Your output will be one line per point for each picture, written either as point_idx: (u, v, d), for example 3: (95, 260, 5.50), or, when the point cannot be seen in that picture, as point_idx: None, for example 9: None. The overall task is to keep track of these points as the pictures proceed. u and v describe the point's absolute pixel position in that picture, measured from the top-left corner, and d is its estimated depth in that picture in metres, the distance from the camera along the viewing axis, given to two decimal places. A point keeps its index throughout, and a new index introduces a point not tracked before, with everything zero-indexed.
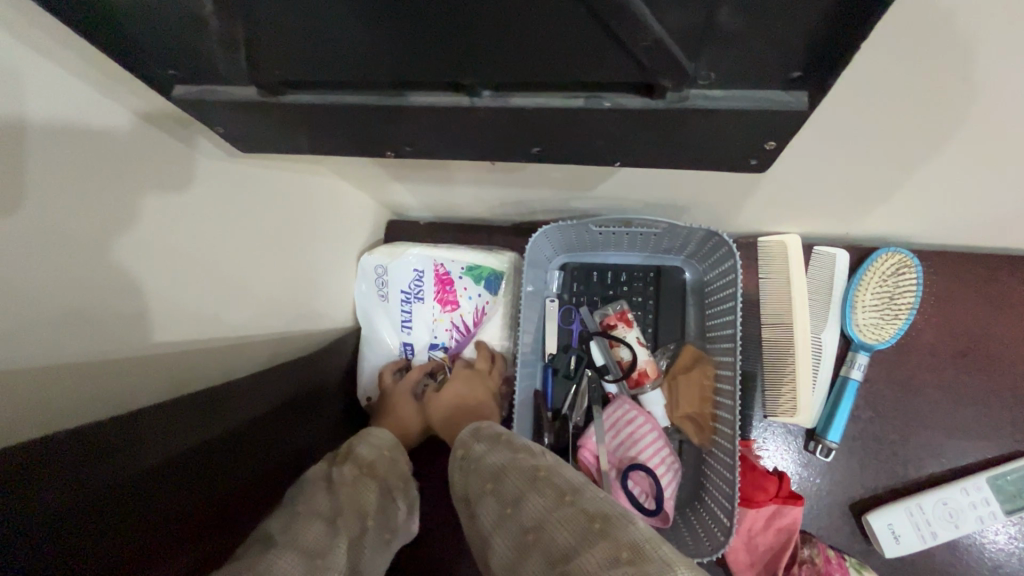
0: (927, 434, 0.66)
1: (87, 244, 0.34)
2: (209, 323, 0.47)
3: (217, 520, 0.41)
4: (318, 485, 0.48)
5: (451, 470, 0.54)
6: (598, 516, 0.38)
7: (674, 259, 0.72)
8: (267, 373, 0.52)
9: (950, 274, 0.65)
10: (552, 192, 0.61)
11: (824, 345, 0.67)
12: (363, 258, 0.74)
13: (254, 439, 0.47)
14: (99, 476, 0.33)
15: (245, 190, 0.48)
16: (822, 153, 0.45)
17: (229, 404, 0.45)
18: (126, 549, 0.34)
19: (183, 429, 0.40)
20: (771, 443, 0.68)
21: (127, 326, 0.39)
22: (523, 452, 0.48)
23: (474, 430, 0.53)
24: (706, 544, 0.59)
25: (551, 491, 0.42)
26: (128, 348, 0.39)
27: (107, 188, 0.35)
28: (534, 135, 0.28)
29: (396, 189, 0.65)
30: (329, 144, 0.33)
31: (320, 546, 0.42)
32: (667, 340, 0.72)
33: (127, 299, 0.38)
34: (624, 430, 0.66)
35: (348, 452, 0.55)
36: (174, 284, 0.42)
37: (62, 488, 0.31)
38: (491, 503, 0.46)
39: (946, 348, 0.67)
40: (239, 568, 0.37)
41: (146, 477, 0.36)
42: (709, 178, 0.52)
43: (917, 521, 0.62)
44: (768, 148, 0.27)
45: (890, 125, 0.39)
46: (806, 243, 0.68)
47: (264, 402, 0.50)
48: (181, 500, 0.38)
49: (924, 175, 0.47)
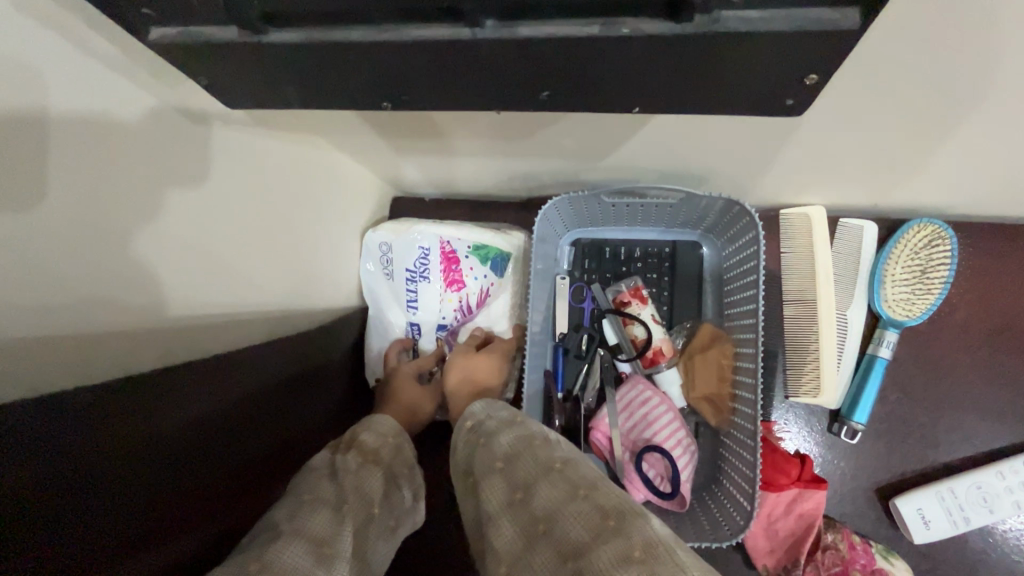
0: (959, 415, 0.63)
1: (79, 220, 0.32)
2: (210, 296, 0.44)
3: (213, 500, 0.40)
4: (322, 474, 0.47)
5: (457, 440, 0.53)
6: (613, 512, 0.36)
7: (691, 234, 0.69)
8: (274, 349, 0.50)
9: (987, 247, 0.62)
10: (563, 163, 0.58)
11: (850, 321, 0.63)
12: (367, 234, 0.71)
13: (258, 415, 0.46)
14: (96, 443, 0.31)
15: (243, 160, 0.46)
16: (859, 119, 0.42)
17: (240, 375, 0.44)
18: (115, 516, 0.32)
19: (191, 395, 0.39)
20: (793, 425, 0.66)
21: (122, 310, 0.36)
22: (538, 441, 0.46)
23: (488, 404, 0.54)
24: (725, 529, 0.57)
25: (565, 484, 0.40)
26: (125, 320, 0.37)
27: (96, 159, 0.33)
28: (545, 74, 0.25)
29: (400, 162, 0.62)
30: (318, 93, 0.30)
31: (326, 534, 0.40)
32: (683, 318, 0.69)
33: (126, 282, 0.36)
34: (638, 411, 0.63)
35: (353, 440, 0.53)
36: (177, 264, 0.40)
37: (56, 451, 0.29)
38: (499, 485, 0.43)
39: (981, 325, 0.63)
40: (246, 560, 0.36)
41: (149, 441, 0.35)
42: (733, 145, 0.48)
43: (948, 506, 0.59)
44: (807, 83, 0.24)
45: (938, 87, 0.36)
46: (832, 216, 0.64)
47: (272, 377, 0.49)
48: (179, 472, 0.37)
49: (969, 142, 0.43)
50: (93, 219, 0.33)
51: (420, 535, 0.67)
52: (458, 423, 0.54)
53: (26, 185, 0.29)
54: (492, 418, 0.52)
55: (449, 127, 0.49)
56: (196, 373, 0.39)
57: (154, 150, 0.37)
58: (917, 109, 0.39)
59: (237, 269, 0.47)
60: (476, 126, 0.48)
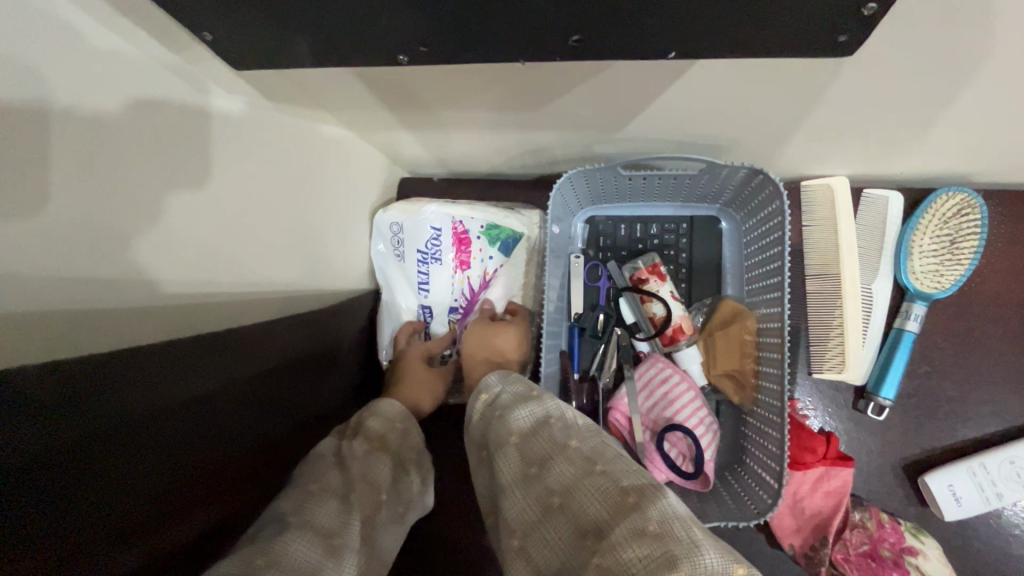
0: (989, 389, 0.62)
1: (80, 195, 0.31)
2: (219, 271, 0.43)
3: (215, 487, 0.38)
4: (329, 462, 0.46)
5: (472, 414, 0.52)
6: (632, 489, 0.35)
7: (710, 208, 0.67)
8: (283, 327, 0.48)
9: (1018, 215, 0.60)
10: (578, 136, 0.56)
11: (874, 296, 0.62)
12: (376, 215, 0.70)
13: (265, 397, 0.45)
14: (96, 416, 0.30)
15: (248, 135, 0.44)
16: (888, 89, 0.40)
17: (247, 355, 0.42)
18: (115, 501, 0.31)
19: (195, 373, 0.37)
20: (817, 403, 0.64)
21: (125, 289, 0.35)
22: (554, 419, 0.44)
23: (502, 376, 0.52)
24: (750, 507, 0.55)
25: (582, 460, 0.39)
26: (128, 302, 0.35)
27: (93, 136, 0.31)
28: (573, 17, 0.24)
29: (410, 139, 0.61)
30: (329, 50, 0.29)
31: (335, 525, 0.40)
32: (703, 295, 0.68)
33: (132, 264, 0.35)
34: (658, 390, 0.62)
35: (359, 426, 0.52)
36: (182, 243, 0.39)
37: (51, 422, 0.27)
38: (513, 459, 0.42)
39: (1012, 296, 0.61)
40: (254, 552, 0.35)
41: (151, 421, 0.33)
42: (754, 116, 0.47)
43: (980, 482, 0.58)
44: (866, 14, 0.23)
45: (973, 56, 0.34)
46: (854, 186, 0.63)
47: (279, 356, 0.47)
48: (183, 455, 0.36)
49: (1002, 111, 0.42)
50: (97, 195, 0.32)
51: (437, 521, 0.67)
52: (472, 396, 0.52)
53: (26, 156, 0.27)
54: (507, 391, 0.50)
55: (461, 99, 0.47)
56: (200, 351, 0.38)
57: (157, 128, 0.36)
58: (947, 78, 0.37)
59: (247, 246, 0.46)
60: (489, 100, 0.47)
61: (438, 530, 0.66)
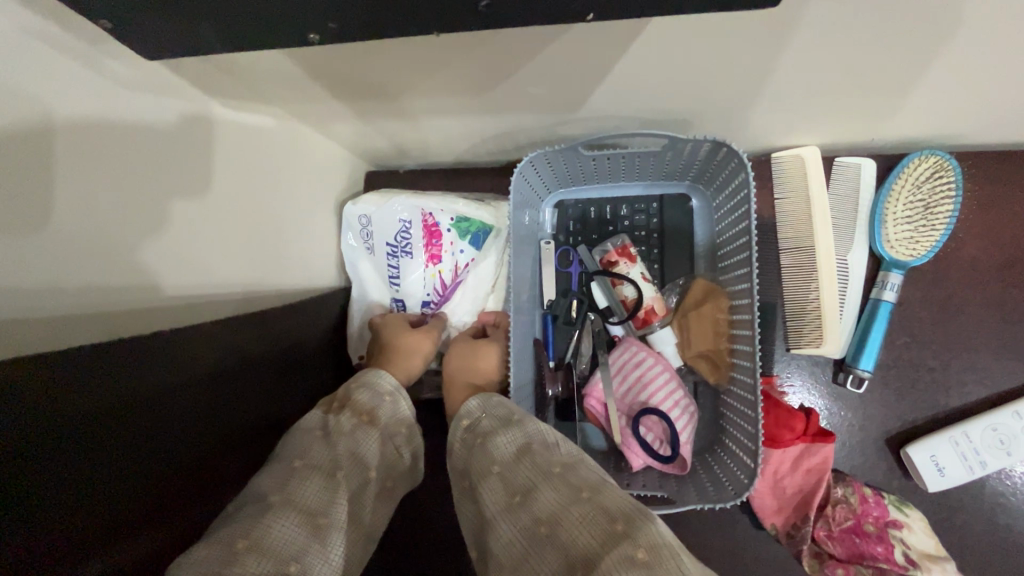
0: (971, 356, 0.60)
1: (24, 213, 0.29)
2: (190, 270, 0.42)
3: (188, 473, 0.38)
4: (314, 437, 0.45)
5: (453, 440, 0.52)
6: (620, 516, 0.35)
7: (680, 186, 0.66)
8: (258, 324, 0.47)
9: (993, 177, 0.58)
10: (541, 118, 0.54)
11: (850, 268, 0.61)
12: (345, 208, 0.68)
13: (240, 385, 0.44)
14: (65, 412, 0.29)
15: (208, 127, 0.43)
16: (853, 53, 0.38)
17: (223, 344, 0.42)
18: (94, 484, 0.31)
19: (173, 362, 0.37)
20: (796, 378, 0.63)
21: (79, 292, 0.33)
22: (537, 445, 0.45)
23: (484, 401, 0.52)
24: (728, 490, 0.54)
25: (568, 488, 0.39)
26: (84, 303, 0.33)
27: (27, 149, 0.29)
28: None
29: (369, 132, 0.59)
30: (238, 30, 0.27)
31: (320, 504, 0.40)
32: (675, 275, 0.66)
33: (83, 270, 0.33)
34: (633, 373, 0.61)
35: (347, 399, 0.51)
36: (144, 240, 0.37)
37: (11, 423, 0.27)
38: (497, 487, 0.43)
39: (990, 260, 0.60)
40: (233, 535, 0.34)
41: (130, 408, 0.33)
42: (718, 87, 0.45)
43: (963, 451, 0.57)
44: None
45: (938, 15, 0.33)
46: (825, 156, 0.62)
47: (254, 346, 0.46)
48: (158, 442, 0.35)
49: (972, 71, 0.40)
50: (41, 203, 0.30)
51: (418, 517, 0.66)
52: (454, 421, 0.53)
53: None
54: (488, 416, 0.51)
55: (410, 86, 0.46)
56: (179, 341, 0.38)
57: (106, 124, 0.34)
58: (914, 39, 0.36)
59: (215, 247, 0.45)
60: (442, 85, 0.45)
61: (418, 525, 0.66)
